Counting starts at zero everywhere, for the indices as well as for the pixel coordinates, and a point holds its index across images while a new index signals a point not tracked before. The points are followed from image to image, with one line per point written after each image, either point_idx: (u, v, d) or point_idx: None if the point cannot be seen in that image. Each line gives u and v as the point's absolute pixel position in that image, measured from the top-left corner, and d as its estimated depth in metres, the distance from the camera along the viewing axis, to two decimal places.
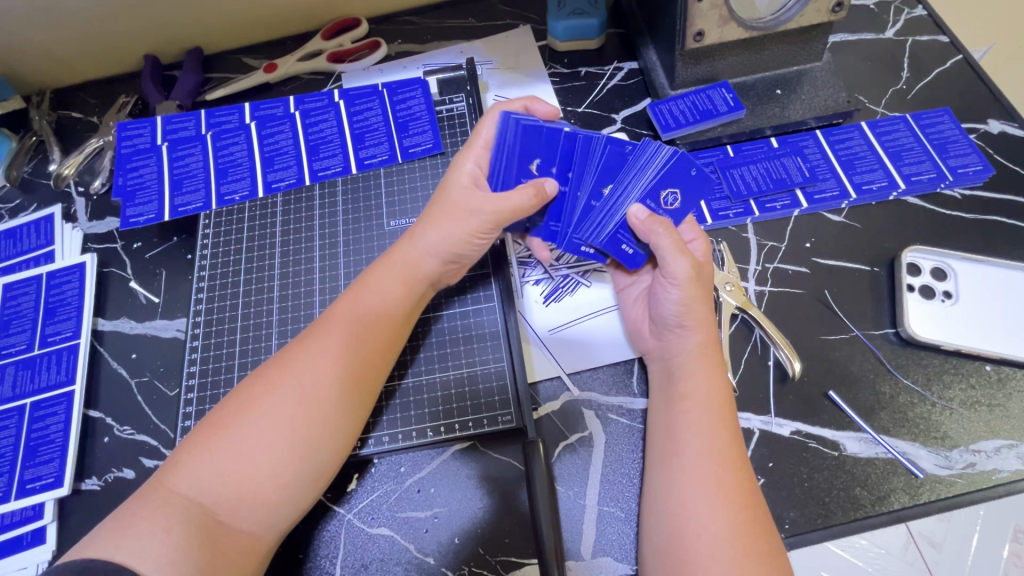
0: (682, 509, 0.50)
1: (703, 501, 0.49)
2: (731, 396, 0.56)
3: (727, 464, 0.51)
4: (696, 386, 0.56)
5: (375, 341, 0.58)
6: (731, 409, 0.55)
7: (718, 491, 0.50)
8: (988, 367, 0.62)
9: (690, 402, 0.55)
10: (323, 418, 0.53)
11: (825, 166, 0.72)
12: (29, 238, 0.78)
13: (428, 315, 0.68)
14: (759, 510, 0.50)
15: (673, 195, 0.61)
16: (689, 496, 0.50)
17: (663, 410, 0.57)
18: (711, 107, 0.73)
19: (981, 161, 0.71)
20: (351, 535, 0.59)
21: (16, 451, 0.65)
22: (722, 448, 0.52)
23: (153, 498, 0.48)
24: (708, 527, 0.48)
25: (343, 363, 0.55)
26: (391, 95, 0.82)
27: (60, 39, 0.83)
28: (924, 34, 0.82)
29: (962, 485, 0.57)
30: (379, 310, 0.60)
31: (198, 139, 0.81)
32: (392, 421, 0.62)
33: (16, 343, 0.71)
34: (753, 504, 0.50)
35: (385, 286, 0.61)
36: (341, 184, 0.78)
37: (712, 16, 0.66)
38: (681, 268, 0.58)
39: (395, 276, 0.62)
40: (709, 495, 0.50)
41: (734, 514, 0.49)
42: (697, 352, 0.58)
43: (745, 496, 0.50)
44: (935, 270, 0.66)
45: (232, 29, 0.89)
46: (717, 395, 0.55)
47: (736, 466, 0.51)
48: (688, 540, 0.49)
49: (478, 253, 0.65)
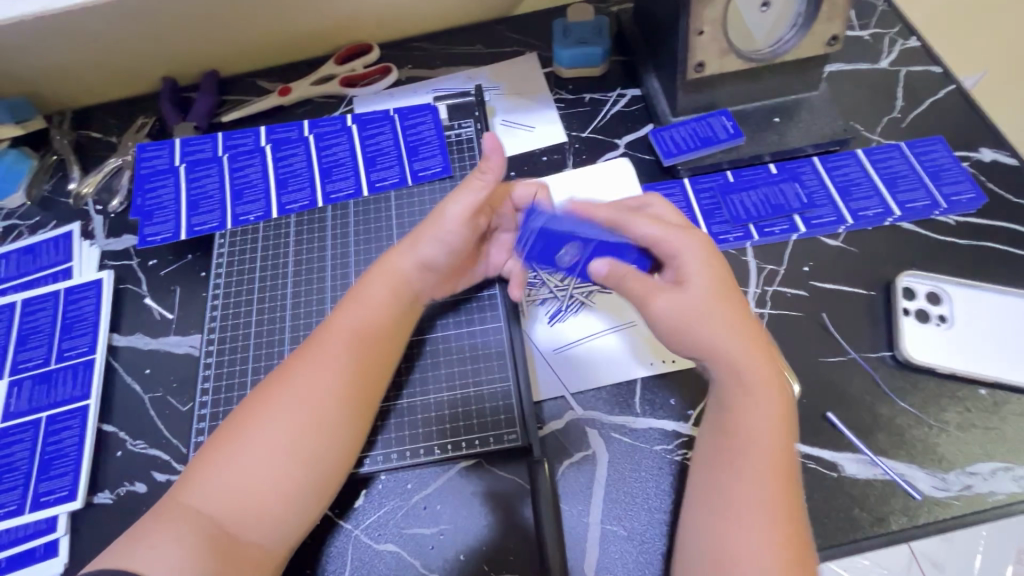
0: (734, 543, 0.49)
1: (751, 543, 0.49)
2: (787, 426, 0.53)
3: (779, 506, 0.50)
4: (746, 420, 0.53)
5: (371, 347, 0.60)
6: (787, 443, 0.53)
7: (772, 526, 0.49)
8: (983, 391, 0.63)
9: (734, 439, 0.53)
10: (320, 424, 0.55)
11: (823, 192, 0.75)
12: (47, 255, 0.80)
13: (420, 336, 0.71)
14: (807, 552, 0.49)
15: (572, 247, 0.62)
16: (737, 529, 0.49)
17: (708, 442, 0.55)
18: (711, 134, 0.76)
19: (973, 189, 0.73)
20: (358, 552, 0.60)
21: (31, 464, 0.66)
22: (774, 488, 0.50)
23: (167, 513, 0.50)
24: (755, 562, 0.48)
25: (338, 377, 0.57)
26: (402, 120, 0.85)
27: (82, 63, 0.87)
28: (917, 64, 0.85)
29: (959, 507, 0.58)
30: (370, 315, 0.62)
31: (215, 160, 0.84)
32: (388, 441, 0.64)
33: (32, 357, 0.73)
34: (798, 535, 0.49)
35: (374, 297, 0.63)
36: (353, 206, 0.80)
37: (712, 49, 0.70)
38: (656, 308, 0.57)
39: (381, 286, 0.63)
40: (761, 540, 0.48)
41: (787, 547, 0.48)
42: (727, 385, 0.55)
43: (797, 541, 0.49)
44: (930, 294, 0.68)
45: (248, 54, 0.92)
46: (771, 428, 0.53)
47: (787, 501, 0.50)
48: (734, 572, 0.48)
49: (450, 259, 0.66)
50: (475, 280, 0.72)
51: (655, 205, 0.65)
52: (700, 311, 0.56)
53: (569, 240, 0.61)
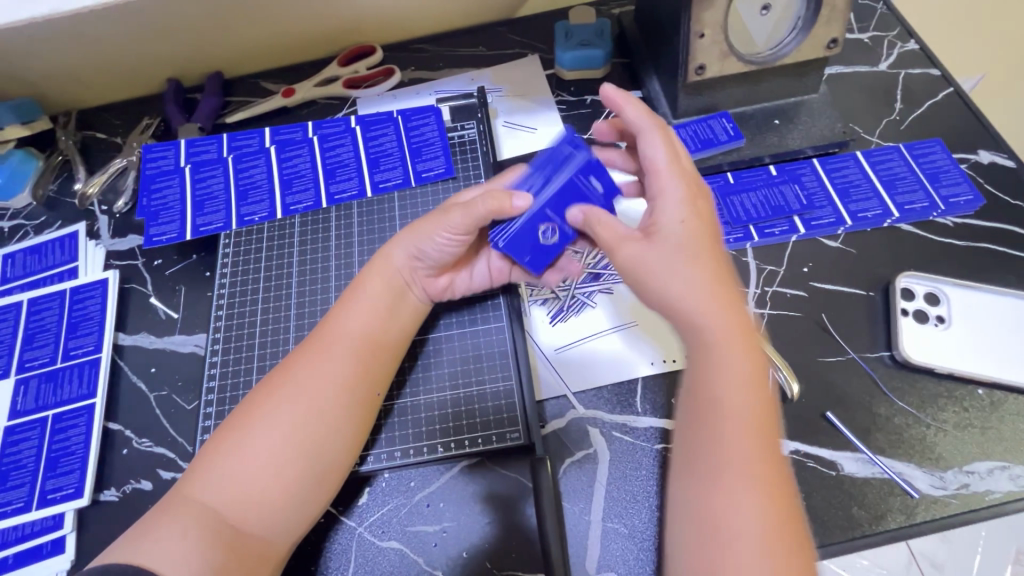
0: (721, 513, 0.45)
1: (733, 504, 0.45)
2: (763, 384, 0.50)
3: (759, 467, 0.46)
4: (721, 375, 0.50)
5: (375, 341, 0.62)
6: (765, 400, 0.49)
7: (755, 488, 0.45)
8: (980, 391, 0.64)
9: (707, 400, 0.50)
10: (322, 416, 0.56)
11: (823, 193, 0.75)
12: (53, 255, 0.81)
13: (422, 336, 0.71)
14: (793, 523, 0.45)
15: (545, 229, 0.63)
16: (723, 501, 0.45)
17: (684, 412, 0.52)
18: (712, 136, 0.77)
19: (971, 191, 0.74)
20: (362, 549, 0.60)
21: (38, 461, 0.67)
22: (753, 451, 0.47)
23: (171, 507, 0.51)
24: (743, 535, 0.44)
25: (343, 365, 0.59)
26: (405, 122, 0.86)
27: (87, 65, 0.87)
28: (916, 67, 0.86)
29: (956, 505, 0.59)
30: (370, 314, 0.63)
31: (219, 161, 0.84)
32: (390, 438, 0.65)
33: (39, 356, 0.74)
34: (789, 509, 0.46)
35: (372, 291, 0.64)
36: (356, 206, 0.81)
37: (712, 51, 0.70)
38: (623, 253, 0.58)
39: (381, 278, 0.65)
40: (743, 500, 0.45)
41: (775, 517, 0.44)
42: (697, 336, 0.53)
43: (781, 509, 0.45)
44: (928, 295, 0.68)
45: (252, 56, 0.93)
46: (744, 384, 0.49)
47: (769, 467, 0.46)
48: (723, 548, 0.44)
49: (443, 258, 0.66)
50: (473, 286, 0.71)
51: (649, 139, 0.61)
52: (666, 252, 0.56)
53: (538, 227, 0.63)
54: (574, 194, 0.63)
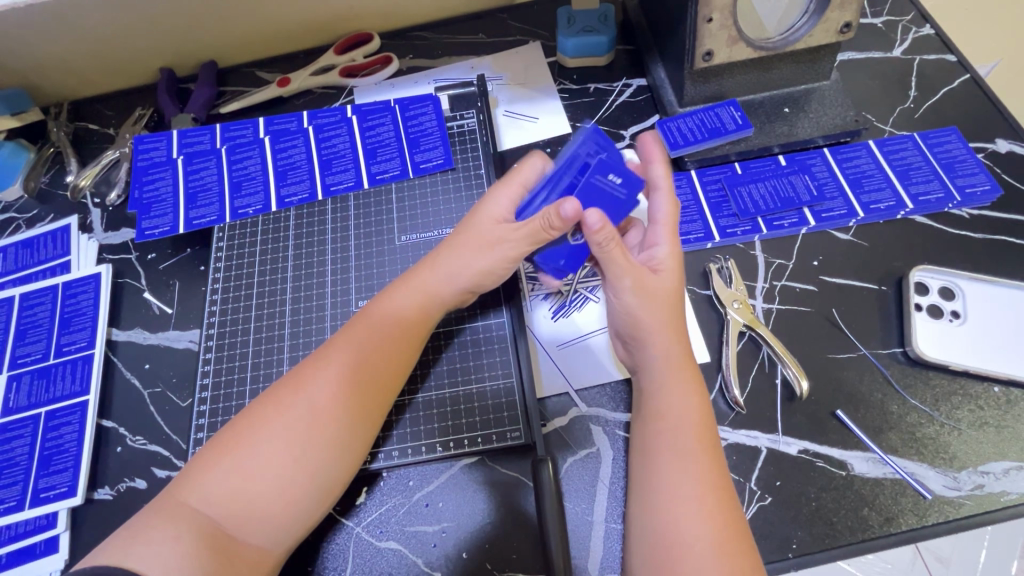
0: (671, 526, 0.49)
1: (690, 518, 0.49)
2: (708, 412, 0.56)
3: (708, 485, 0.50)
4: (674, 405, 0.56)
5: (382, 355, 0.59)
6: (712, 425, 0.55)
7: (698, 506, 0.49)
8: (997, 389, 0.62)
9: (663, 422, 0.55)
10: (332, 441, 0.54)
11: (833, 184, 0.73)
12: (46, 248, 0.79)
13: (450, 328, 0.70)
14: (743, 534, 0.49)
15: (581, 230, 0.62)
16: (672, 514, 0.49)
17: (637, 429, 0.57)
18: (719, 125, 0.74)
19: (989, 180, 0.71)
20: (360, 549, 0.59)
21: (30, 460, 0.66)
22: (705, 470, 0.51)
23: (164, 509, 0.49)
24: (693, 543, 0.47)
25: (350, 376, 0.57)
26: (403, 111, 0.83)
27: (76, 55, 0.85)
28: (932, 52, 0.83)
29: (971, 507, 0.57)
30: (393, 335, 0.61)
31: (212, 153, 0.82)
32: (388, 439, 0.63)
33: (31, 351, 0.72)
34: (734, 522, 0.49)
35: (403, 308, 0.63)
36: (353, 198, 0.79)
37: (721, 36, 0.67)
38: (625, 283, 0.61)
39: (414, 300, 0.63)
40: (695, 516, 0.49)
41: (719, 530, 0.48)
42: (663, 366, 0.59)
43: (732, 526, 0.49)
44: (942, 289, 0.66)
45: (247, 44, 0.91)
46: (696, 414, 0.55)
47: (712, 485, 0.50)
48: (671, 559, 0.48)
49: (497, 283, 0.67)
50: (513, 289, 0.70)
51: (656, 194, 0.66)
52: (661, 293, 0.61)
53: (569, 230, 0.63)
54: (594, 193, 0.60)
